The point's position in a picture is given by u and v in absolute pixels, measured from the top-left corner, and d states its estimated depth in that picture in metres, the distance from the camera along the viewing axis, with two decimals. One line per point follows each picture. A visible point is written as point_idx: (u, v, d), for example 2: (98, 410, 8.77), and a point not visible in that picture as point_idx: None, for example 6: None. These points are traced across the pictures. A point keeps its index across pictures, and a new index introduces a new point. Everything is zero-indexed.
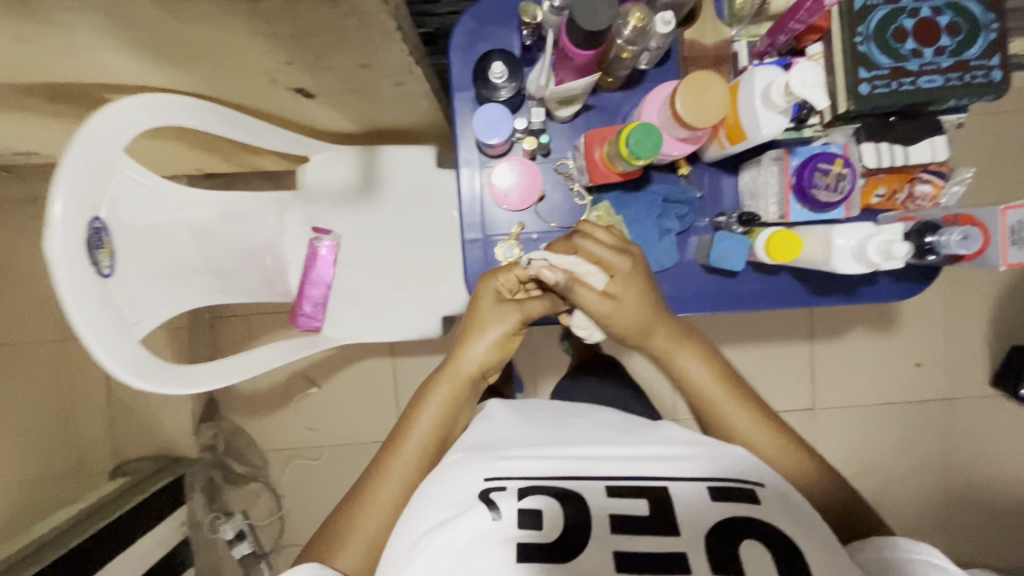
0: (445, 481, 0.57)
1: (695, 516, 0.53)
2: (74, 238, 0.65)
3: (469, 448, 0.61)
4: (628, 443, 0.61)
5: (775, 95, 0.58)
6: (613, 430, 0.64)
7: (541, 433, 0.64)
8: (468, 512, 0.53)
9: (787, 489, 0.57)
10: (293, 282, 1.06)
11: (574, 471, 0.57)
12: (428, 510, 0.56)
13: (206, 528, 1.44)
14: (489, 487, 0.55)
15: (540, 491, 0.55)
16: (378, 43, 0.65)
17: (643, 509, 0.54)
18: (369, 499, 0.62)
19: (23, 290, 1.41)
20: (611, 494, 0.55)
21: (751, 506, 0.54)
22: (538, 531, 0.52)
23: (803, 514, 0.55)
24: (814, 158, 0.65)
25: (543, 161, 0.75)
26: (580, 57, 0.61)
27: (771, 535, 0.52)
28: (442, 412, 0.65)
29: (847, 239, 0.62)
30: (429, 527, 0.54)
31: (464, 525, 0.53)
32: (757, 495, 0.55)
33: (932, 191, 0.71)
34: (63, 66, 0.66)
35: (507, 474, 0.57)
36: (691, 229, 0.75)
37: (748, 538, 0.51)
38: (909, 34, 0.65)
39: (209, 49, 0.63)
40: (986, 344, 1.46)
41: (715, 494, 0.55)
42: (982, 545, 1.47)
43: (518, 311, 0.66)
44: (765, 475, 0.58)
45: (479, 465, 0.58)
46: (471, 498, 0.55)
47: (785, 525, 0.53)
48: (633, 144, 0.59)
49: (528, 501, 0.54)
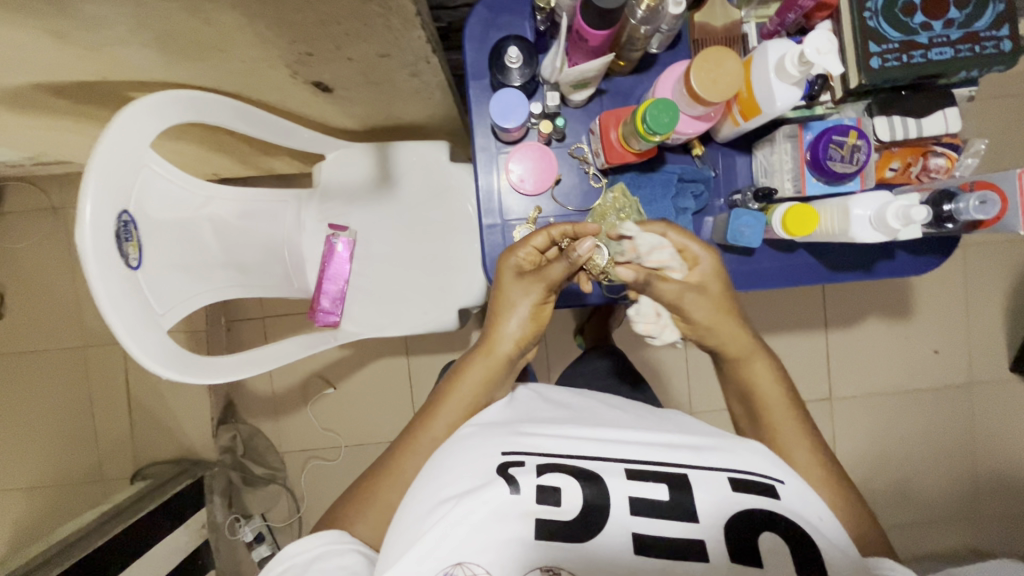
0: (462, 453, 0.56)
1: (715, 506, 0.52)
2: (105, 230, 0.67)
3: (483, 424, 0.61)
4: (648, 429, 0.60)
5: (789, 65, 0.59)
6: (630, 419, 0.63)
7: (554, 415, 0.62)
8: (488, 485, 0.52)
9: (807, 488, 0.55)
10: (310, 278, 1.07)
11: (594, 453, 0.56)
12: (443, 481, 0.54)
13: (226, 531, 1.45)
14: (506, 462, 0.55)
15: (559, 469, 0.54)
16: (397, 30, 0.67)
17: (663, 494, 0.53)
18: (398, 469, 0.64)
19: (44, 296, 1.44)
20: (630, 477, 0.54)
21: (772, 501, 0.52)
22: (557, 508, 0.52)
23: (820, 523, 0.53)
24: (827, 131, 0.66)
25: (558, 146, 0.76)
26: (594, 38, 0.63)
27: (792, 531, 0.50)
28: (475, 390, 0.66)
29: (864, 208, 0.63)
30: (444, 497, 0.53)
31: (480, 499, 0.51)
32: (778, 492, 0.53)
33: (946, 164, 0.71)
34: (94, 62, 0.68)
35: (526, 450, 0.56)
36: (707, 209, 0.76)
37: (767, 531, 0.50)
38: (917, 8, 0.66)
39: (234, 42, 0.65)
40: (1003, 329, 1.45)
41: (735, 485, 0.53)
42: (1008, 534, 1.45)
43: (542, 281, 0.64)
44: (785, 472, 0.56)
45: (497, 442, 0.57)
46: (490, 474, 0.54)
47: (806, 525, 0.51)
48: (650, 119, 0.60)
49: (547, 477, 0.53)
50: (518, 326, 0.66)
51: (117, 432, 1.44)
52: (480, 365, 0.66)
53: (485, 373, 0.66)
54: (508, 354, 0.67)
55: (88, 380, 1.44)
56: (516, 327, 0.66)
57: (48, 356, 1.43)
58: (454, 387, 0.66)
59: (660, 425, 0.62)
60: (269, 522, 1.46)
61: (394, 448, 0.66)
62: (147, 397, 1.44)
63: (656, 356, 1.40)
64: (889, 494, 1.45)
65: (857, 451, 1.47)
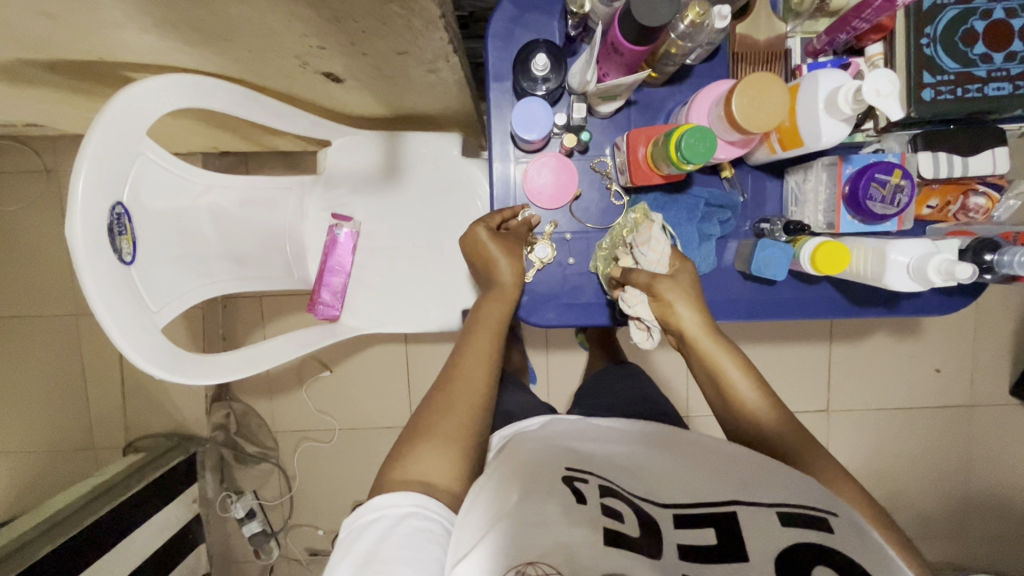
0: (520, 462, 0.54)
1: (762, 539, 0.46)
2: (96, 223, 0.63)
3: (543, 439, 0.58)
4: (696, 459, 0.57)
5: (842, 100, 0.54)
6: (678, 442, 0.60)
7: (611, 441, 0.60)
8: (555, 490, 0.50)
9: (861, 520, 0.49)
10: (311, 268, 1.03)
11: (644, 492, 0.53)
12: (501, 479, 0.51)
13: (217, 506, 1.47)
14: (571, 476, 0.52)
15: (618, 496, 0.51)
16: (418, 29, 0.62)
17: (710, 538, 0.48)
18: (452, 394, 0.59)
19: (35, 264, 1.39)
20: (677, 524, 0.49)
21: (823, 534, 0.46)
22: (622, 522, 0.48)
23: (885, 555, 0.46)
24: (871, 167, 0.61)
25: (580, 158, 0.72)
26: (630, 53, 0.58)
27: (848, 567, 0.44)
28: (492, 322, 0.66)
29: (904, 254, 0.59)
30: (507, 490, 0.50)
31: (538, 505, 0.48)
32: (832, 524, 0.47)
33: (986, 204, 0.68)
34: (88, 44, 0.63)
35: (588, 471, 0.54)
36: (731, 234, 0.73)
37: (820, 566, 0.44)
38: (979, 37, 0.61)
39: (241, 31, 0.60)
40: (1008, 354, 1.43)
41: (785, 519, 0.48)
42: (989, 553, 1.47)
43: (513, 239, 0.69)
44: (838, 505, 0.50)
45: (557, 457, 0.55)
46: (554, 481, 0.51)
47: (863, 559, 0.44)
48: (685, 147, 0.55)
49: (611, 500, 0.50)
50: (511, 267, 0.68)
51: (111, 403, 1.43)
52: (496, 296, 0.68)
53: (498, 307, 0.67)
54: (514, 290, 0.69)
55: (80, 350, 1.41)
56: (511, 258, 0.68)
57: (40, 323, 1.40)
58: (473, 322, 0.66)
59: (714, 449, 0.58)
60: (261, 500, 1.47)
61: (429, 398, 0.60)
62: (141, 372, 1.43)
63: (662, 360, 1.37)
64: None
65: (850, 462, 1.47)
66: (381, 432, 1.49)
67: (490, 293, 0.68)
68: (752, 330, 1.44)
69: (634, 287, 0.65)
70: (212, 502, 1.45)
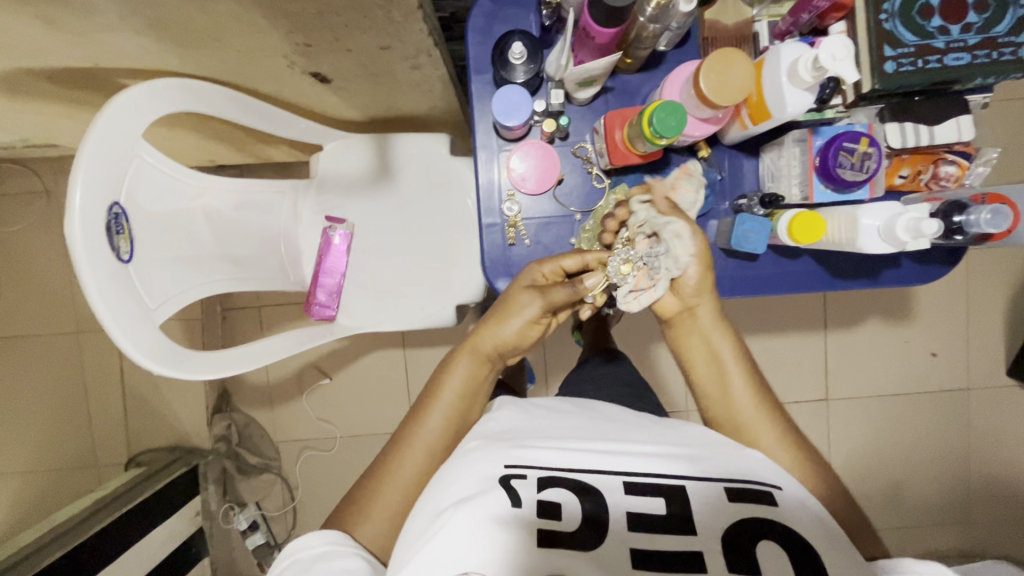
0: (461, 464, 0.53)
1: (711, 515, 0.49)
2: (96, 223, 0.65)
3: (488, 434, 0.56)
4: (646, 439, 0.56)
5: (803, 69, 0.57)
6: (629, 425, 0.59)
7: (558, 424, 0.58)
8: (487, 494, 0.49)
9: (806, 496, 0.53)
10: (307, 271, 1.05)
11: (593, 465, 0.52)
12: (446, 491, 0.51)
13: (221, 519, 1.43)
14: (508, 474, 0.51)
15: (560, 483, 0.51)
16: (398, 22, 0.65)
17: (660, 508, 0.49)
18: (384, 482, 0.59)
19: (36, 282, 1.42)
20: (628, 491, 0.50)
21: (770, 509, 0.49)
22: (558, 520, 0.49)
23: (822, 518, 0.50)
24: (839, 137, 0.64)
25: (561, 144, 0.75)
26: (600, 36, 0.61)
27: (791, 539, 0.48)
28: (448, 404, 0.63)
29: (874, 218, 0.62)
30: (443, 507, 0.50)
31: (479, 508, 0.48)
32: (776, 498, 0.50)
33: (957, 172, 0.70)
34: (85, 50, 0.66)
35: (529, 462, 0.52)
36: (711, 213, 0.75)
37: (766, 540, 0.47)
38: (935, 11, 0.63)
39: (227, 32, 0.63)
40: (1002, 336, 1.44)
41: (733, 495, 0.50)
42: (998, 538, 1.46)
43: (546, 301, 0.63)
44: (780, 477, 0.54)
45: (495, 453, 0.53)
46: (490, 481, 0.50)
47: (806, 531, 0.48)
48: (657, 122, 0.58)
49: (551, 492, 0.50)
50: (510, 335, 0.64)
51: (112, 417, 1.43)
52: (459, 365, 0.64)
53: (458, 386, 0.64)
54: (490, 359, 0.66)
55: (82, 366, 1.42)
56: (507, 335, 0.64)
57: (42, 341, 1.41)
58: (430, 400, 0.63)
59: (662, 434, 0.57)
60: (263, 511, 1.46)
61: (367, 475, 0.61)
62: (142, 385, 1.44)
63: (658, 355, 1.37)
64: (881, 495, 1.46)
65: (851, 451, 1.47)
66: (382, 437, 1.49)
67: (468, 356, 0.65)
68: (747, 321, 1.45)
69: (680, 219, 0.63)
70: (215, 516, 1.42)
